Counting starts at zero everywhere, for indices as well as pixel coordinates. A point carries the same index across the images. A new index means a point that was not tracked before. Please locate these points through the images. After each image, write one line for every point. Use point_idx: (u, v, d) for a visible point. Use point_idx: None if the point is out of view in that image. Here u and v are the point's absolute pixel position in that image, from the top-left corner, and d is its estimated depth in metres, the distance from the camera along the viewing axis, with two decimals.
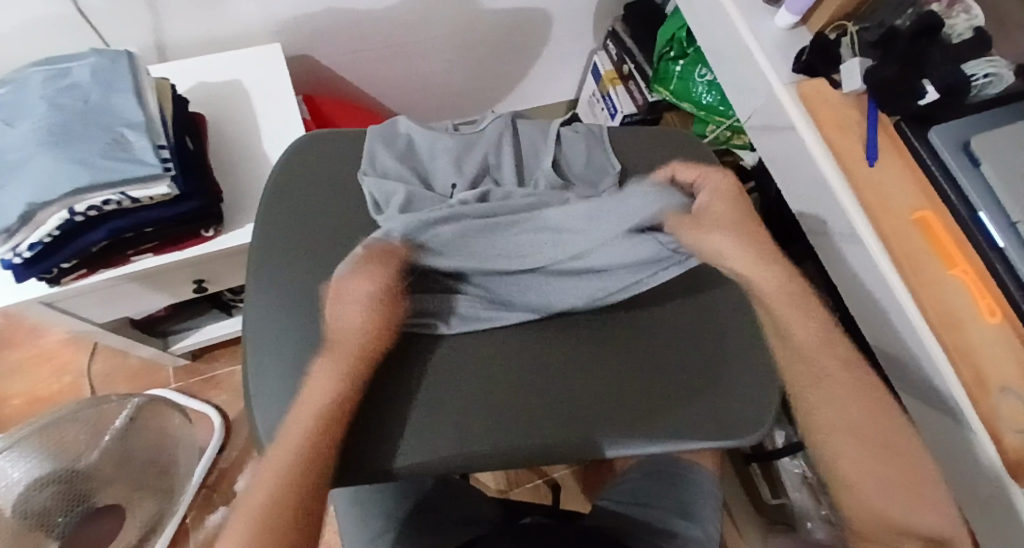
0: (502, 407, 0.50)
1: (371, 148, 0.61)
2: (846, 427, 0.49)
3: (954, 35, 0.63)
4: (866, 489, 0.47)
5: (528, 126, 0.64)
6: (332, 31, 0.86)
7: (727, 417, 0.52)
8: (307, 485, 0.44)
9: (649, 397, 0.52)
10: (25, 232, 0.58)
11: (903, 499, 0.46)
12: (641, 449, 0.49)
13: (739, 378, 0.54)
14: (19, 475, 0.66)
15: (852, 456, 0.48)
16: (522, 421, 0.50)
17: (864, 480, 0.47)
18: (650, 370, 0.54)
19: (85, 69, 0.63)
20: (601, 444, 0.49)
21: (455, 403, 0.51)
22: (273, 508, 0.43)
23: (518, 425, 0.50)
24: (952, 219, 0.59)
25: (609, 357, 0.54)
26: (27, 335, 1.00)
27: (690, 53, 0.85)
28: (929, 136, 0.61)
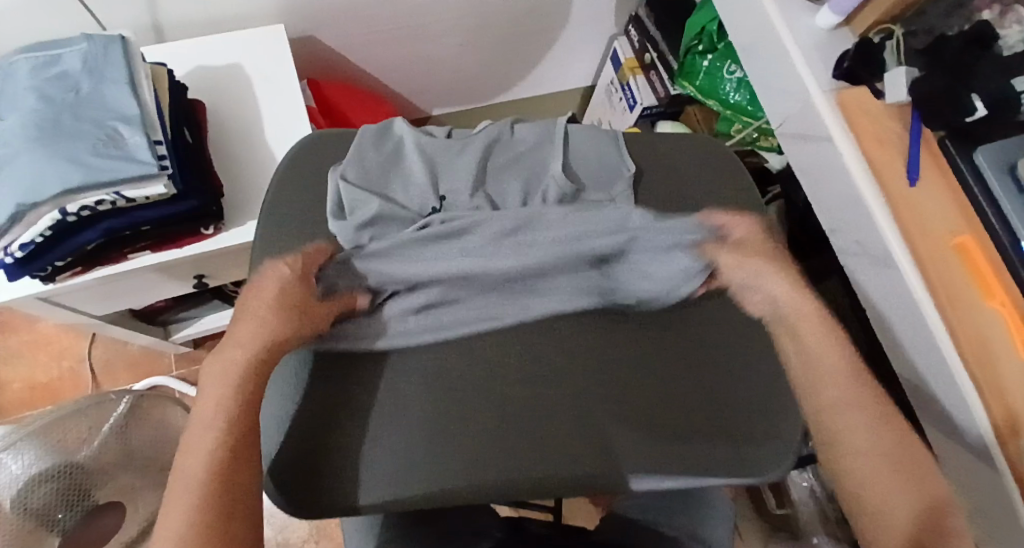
0: (515, 436, 0.48)
1: (358, 148, 0.56)
2: (843, 425, 0.45)
3: (1007, 47, 0.57)
4: (861, 486, 0.43)
5: (528, 129, 0.59)
6: (338, 9, 0.80)
7: (749, 452, 0.49)
8: (236, 483, 0.41)
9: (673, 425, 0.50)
10: (16, 232, 0.55)
11: (900, 494, 0.42)
12: (661, 483, 0.47)
13: (764, 412, 0.51)
14: (18, 471, 0.66)
15: (851, 457, 0.44)
16: (532, 452, 0.47)
17: (860, 477, 0.43)
18: (671, 399, 0.51)
19: (76, 56, 0.59)
20: (625, 475, 0.47)
21: (464, 427, 0.48)
22: (195, 511, 0.39)
23: (530, 456, 0.47)
24: (993, 248, 0.55)
25: (630, 383, 0.52)
26: (27, 319, 0.99)
27: (720, 48, 0.80)
28: (974, 155, 0.57)
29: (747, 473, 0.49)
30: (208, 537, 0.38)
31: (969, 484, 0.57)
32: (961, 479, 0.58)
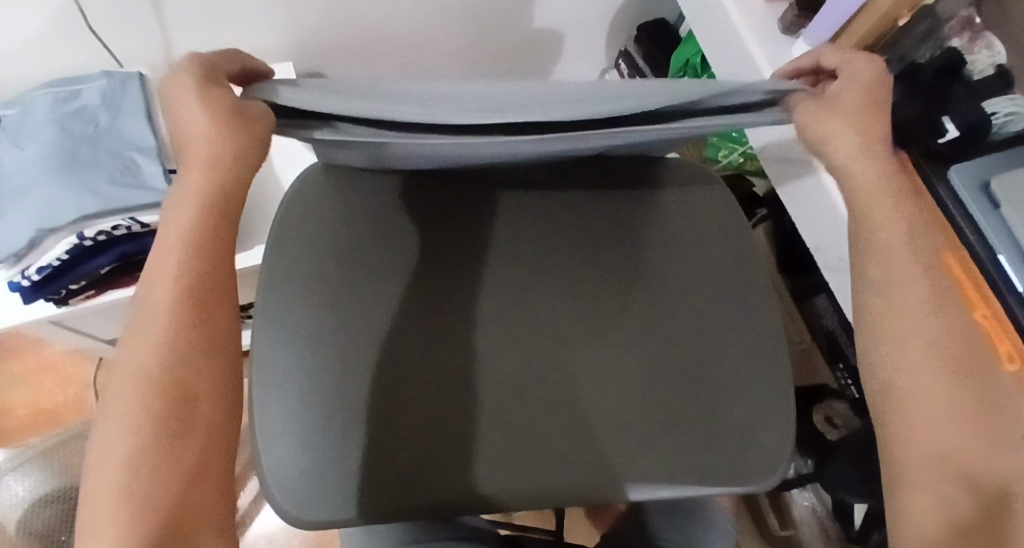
0: (583, 448, 0.51)
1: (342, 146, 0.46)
2: (922, 354, 0.43)
3: (977, 71, 0.62)
4: (929, 427, 0.41)
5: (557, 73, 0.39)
6: (345, 45, 0.85)
7: (745, 459, 0.52)
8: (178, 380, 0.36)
9: (688, 435, 0.52)
10: (34, 255, 0.58)
11: (976, 440, 0.40)
12: (662, 491, 0.50)
13: (756, 427, 0.53)
14: (23, 491, 0.70)
15: (927, 402, 0.42)
16: (592, 463, 0.50)
17: (931, 417, 0.41)
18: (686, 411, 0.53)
19: (95, 92, 0.63)
20: (624, 486, 0.50)
21: (536, 436, 0.51)
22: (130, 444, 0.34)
23: (574, 466, 0.50)
24: (972, 264, 0.57)
25: (665, 398, 0.54)
26: (30, 346, 1.01)
27: (704, 79, 0.85)
28: (948, 174, 0.60)
29: (746, 479, 0.51)
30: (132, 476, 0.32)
31: None
32: None
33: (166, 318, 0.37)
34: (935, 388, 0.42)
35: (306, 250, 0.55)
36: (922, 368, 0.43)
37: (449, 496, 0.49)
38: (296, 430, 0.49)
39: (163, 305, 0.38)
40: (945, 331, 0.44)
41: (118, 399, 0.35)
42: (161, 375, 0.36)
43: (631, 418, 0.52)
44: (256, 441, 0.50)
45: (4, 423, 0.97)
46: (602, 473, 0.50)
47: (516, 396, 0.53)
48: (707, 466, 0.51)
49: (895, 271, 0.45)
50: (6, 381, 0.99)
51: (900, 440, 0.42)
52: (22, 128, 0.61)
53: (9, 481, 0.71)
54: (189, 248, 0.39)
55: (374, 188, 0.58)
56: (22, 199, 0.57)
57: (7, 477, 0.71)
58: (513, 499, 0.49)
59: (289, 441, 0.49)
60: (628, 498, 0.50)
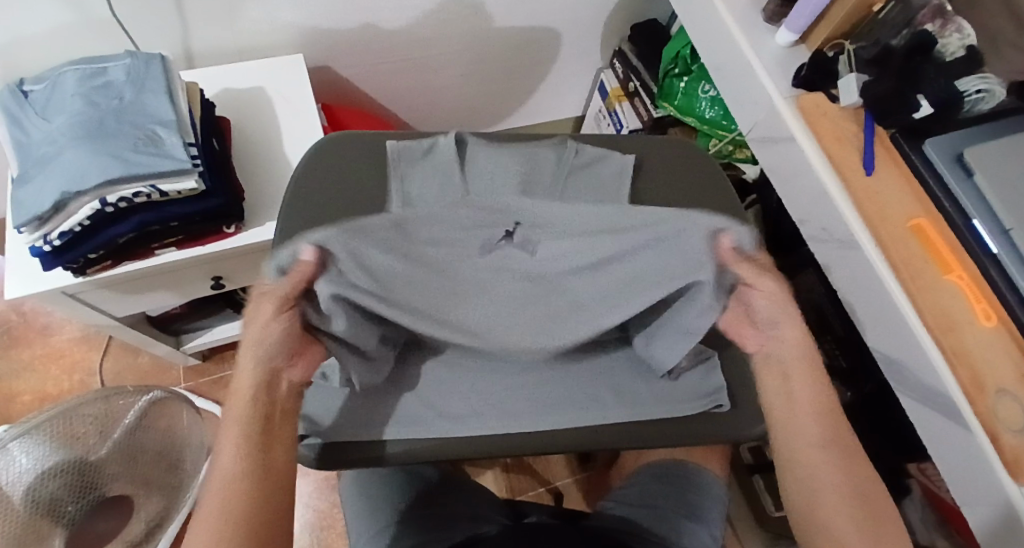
0: (498, 408, 0.56)
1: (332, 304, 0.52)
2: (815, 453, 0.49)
3: (948, 53, 0.65)
4: (823, 512, 0.48)
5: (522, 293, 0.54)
6: (352, 42, 0.90)
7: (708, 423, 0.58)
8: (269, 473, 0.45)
9: (644, 424, 0.57)
10: (58, 220, 0.61)
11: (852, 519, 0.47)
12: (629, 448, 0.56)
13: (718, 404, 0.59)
14: (28, 464, 0.68)
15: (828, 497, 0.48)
16: (496, 413, 0.55)
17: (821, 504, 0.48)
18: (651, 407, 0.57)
19: (120, 70, 0.67)
20: (598, 442, 0.56)
21: (453, 387, 0.56)
22: (231, 517, 0.43)
23: (492, 419, 0.55)
24: (946, 227, 0.62)
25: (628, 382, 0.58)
26: (40, 334, 1.05)
27: (694, 70, 0.92)
28: (924, 147, 0.64)
29: (721, 439, 0.58)
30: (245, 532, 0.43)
31: (945, 449, 0.61)
32: (939, 444, 0.61)
33: (246, 426, 0.46)
34: (832, 464, 0.49)
35: (316, 200, 0.65)
36: (805, 447, 0.49)
37: (365, 452, 0.53)
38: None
39: (239, 406, 0.46)
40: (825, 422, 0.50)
41: (219, 474, 0.45)
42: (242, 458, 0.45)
43: (544, 386, 0.57)
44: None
45: (8, 409, 1.00)
46: (564, 426, 0.56)
47: (465, 362, 0.57)
48: (666, 431, 0.57)
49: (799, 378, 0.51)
50: (15, 368, 1.03)
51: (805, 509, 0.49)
52: (51, 104, 0.65)
53: (14, 453, 0.67)
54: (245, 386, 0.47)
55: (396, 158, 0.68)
56: (50, 166, 0.61)
57: (12, 445, 0.67)
58: (416, 458, 0.54)
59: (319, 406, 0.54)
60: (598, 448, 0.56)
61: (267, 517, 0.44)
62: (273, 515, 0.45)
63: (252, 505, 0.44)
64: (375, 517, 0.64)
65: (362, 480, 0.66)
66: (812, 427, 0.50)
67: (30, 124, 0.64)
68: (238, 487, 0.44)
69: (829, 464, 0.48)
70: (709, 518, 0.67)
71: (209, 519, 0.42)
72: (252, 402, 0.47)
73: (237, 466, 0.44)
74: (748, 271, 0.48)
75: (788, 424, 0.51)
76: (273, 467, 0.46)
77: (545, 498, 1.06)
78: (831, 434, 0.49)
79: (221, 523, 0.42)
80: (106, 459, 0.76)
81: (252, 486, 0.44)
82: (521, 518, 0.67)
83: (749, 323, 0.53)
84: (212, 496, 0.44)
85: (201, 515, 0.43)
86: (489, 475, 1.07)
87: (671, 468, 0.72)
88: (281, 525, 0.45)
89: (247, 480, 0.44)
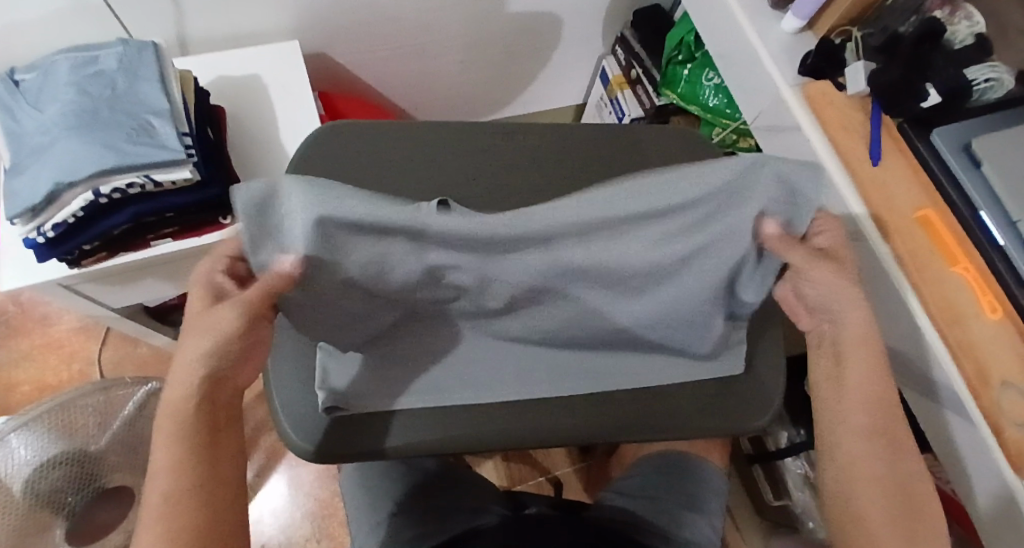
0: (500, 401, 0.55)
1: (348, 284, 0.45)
2: (857, 450, 0.49)
3: (957, 42, 0.64)
4: (864, 508, 0.47)
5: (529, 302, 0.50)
6: (349, 27, 0.88)
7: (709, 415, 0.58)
8: (218, 479, 0.45)
9: (642, 416, 0.57)
10: (51, 211, 0.60)
11: (897, 518, 0.46)
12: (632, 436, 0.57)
13: (718, 396, 0.59)
14: (28, 456, 0.68)
15: (868, 495, 0.47)
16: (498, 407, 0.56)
17: (860, 501, 0.48)
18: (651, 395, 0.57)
19: (112, 57, 0.66)
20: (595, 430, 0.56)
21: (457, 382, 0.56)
22: (173, 531, 0.42)
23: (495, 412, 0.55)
24: (953, 218, 0.61)
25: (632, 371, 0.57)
26: (39, 325, 1.05)
27: (698, 57, 0.91)
28: (932, 137, 0.63)
29: (722, 433, 0.58)
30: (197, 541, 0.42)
31: (949, 442, 0.60)
32: (942, 437, 0.61)
33: (189, 433, 0.44)
34: (874, 457, 0.48)
35: None
36: (846, 443, 0.49)
37: (368, 445, 0.53)
38: (296, 378, 0.56)
39: (176, 412, 0.44)
40: (871, 420, 0.49)
41: (158, 482, 0.43)
42: (188, 467, 0.44)
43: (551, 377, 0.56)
44: (265, 377, 0.57)
45: (8, 399, 1.00)
46: (563, 417, 0.56)
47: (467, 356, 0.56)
48: (667, 423, 0.57)
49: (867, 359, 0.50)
50: (14, 358, 1.03)
51: (845, 506, 0.48)
52: (42, 92, 0.64)
53: (13, 445, 0.68)
54: (182, 391, 0.44)
55: (393, 146, 0.67)
56: (42, 156, 0.60)
57: (11, 436, 0.68)
58: (419, 451, 0.54)
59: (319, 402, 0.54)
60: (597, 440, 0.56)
61: (218, 523, 0.44)
62: (227, 522, 0.45)
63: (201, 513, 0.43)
64: (375, 510, 0.64)
65: (363, 472, 0.66)
66: (856, 423, 0.49)
67: (22, 113, 0.63)
68: (182, 499, 0.43)
69: (868, 456, 0.48)
70: (709, 510, 0.66)
71: (154, 530, 0.42)
72: (194, 410, 0.44)
73: (181, 476, 0.43)
74: (798, 255, 0.48)
75: (834, 413, 0.50)
76: (221, 473, 0.46)
77: (545, 488, 1.07)
78: (879, 429, 0.49)
79: (169, 538, 0.41)
80: (106, 450, 0.76)
81: (197, 493, 0.44)
82: (521, 510, 0.67)
83: (803, 305, 0.53)
84: (152, 505, 0.43)
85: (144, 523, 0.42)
86: (489, 465, 1.07)
87: (672, 460, 0.72)
88: (233, 526, 0.45)
89: (190, 491, 0.43)
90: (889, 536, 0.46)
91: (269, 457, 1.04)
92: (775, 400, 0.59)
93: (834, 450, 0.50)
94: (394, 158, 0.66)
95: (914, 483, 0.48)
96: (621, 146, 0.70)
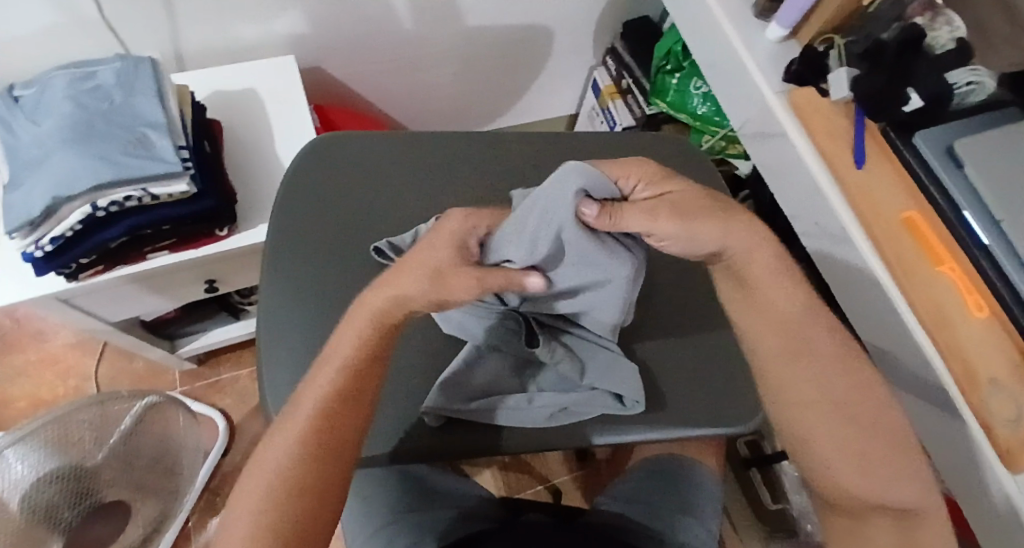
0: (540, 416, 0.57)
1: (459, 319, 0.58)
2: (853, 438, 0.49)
3: (938, 47, 0.65)
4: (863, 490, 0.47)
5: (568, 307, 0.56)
6: (343, 42, 0.89)
7: (706, 418, 0.58)
8: (328, 472, 0.46)
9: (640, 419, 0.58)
10: (48, 225, 0.61)
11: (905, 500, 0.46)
12: (638, 436, 0.57)
13: (712, 398, 0.60)
14: (24, 471, 0.68)
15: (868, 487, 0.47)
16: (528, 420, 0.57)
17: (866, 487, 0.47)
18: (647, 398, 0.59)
19: (109, 72, 0.67)
20: (590, 434, 0.56)
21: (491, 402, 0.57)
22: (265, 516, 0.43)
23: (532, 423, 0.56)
24: (939, 221, 0.62)
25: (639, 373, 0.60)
26: (34, 340, 1.05)
27: (686, 67, 0.93)
28: (914, 140, 0.64)
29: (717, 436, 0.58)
30: (280, 521, 0.43)
31: (941, 441, 0.61)
32: (934, 435, 0.62)
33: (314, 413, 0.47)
34: (822, 384, 0.49)
35: (305, 198, 0.65)
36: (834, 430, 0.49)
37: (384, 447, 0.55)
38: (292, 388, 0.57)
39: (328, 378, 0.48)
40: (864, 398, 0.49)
41: (271, 458, 0.46)
42: (309, 439, 0.46)
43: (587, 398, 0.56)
44: (261, 386, 0.57)
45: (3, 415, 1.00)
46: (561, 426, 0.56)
47: None
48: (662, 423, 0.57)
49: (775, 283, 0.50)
50: (10, 373, 1.03)
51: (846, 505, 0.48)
52: (40, 107, 0.65)
53: (9, 459, 0.67)
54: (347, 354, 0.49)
55: (386, 156, 0.68)
56: (40, 171, 0.61)
57: (8, 450, 0.67)
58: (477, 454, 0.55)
59: None
60: (593, 444, 0.56)
61: (310, 508, 0.45)
62: (319, 516, 0.45)
63: (300, 497, 0.45)
64: (371, 518, 0.64)
65: (360, 481, 0.66)
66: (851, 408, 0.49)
67: (20, 128, 0.64)
68: (287, 479, 0.45)
69: (812, 385, 0.49)
70: (705, 513, 0.67)
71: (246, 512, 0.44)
72: (342, 373, 0.48)
73: (304, 444, 0.46)
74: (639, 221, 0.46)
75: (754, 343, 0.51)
76: (329, 470, 0.46)
77: (543, 497, 1.07)
78: (818, 362, 0.49)
79: (263, 521, 0.43)
80: (103, 465, 0.76)
81: (309, 461, 0.46)
82: (518, 516, 0.67)
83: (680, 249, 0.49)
84: (254, 484, 0.45)
85: (241, 492, 0.46)
86: (487, 475, 1.06)
87: (668, 464, 0.72)
88: (327, 517, 0.46)
89: (299, 473, 0.45)
90: (851, 469, 0.47)
91: None
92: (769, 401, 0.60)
93: (775, 387, 0.50)
94: (388, 167, 0.67)
95: (867, 411, 0.48)
96: (612, 154, 0.72)
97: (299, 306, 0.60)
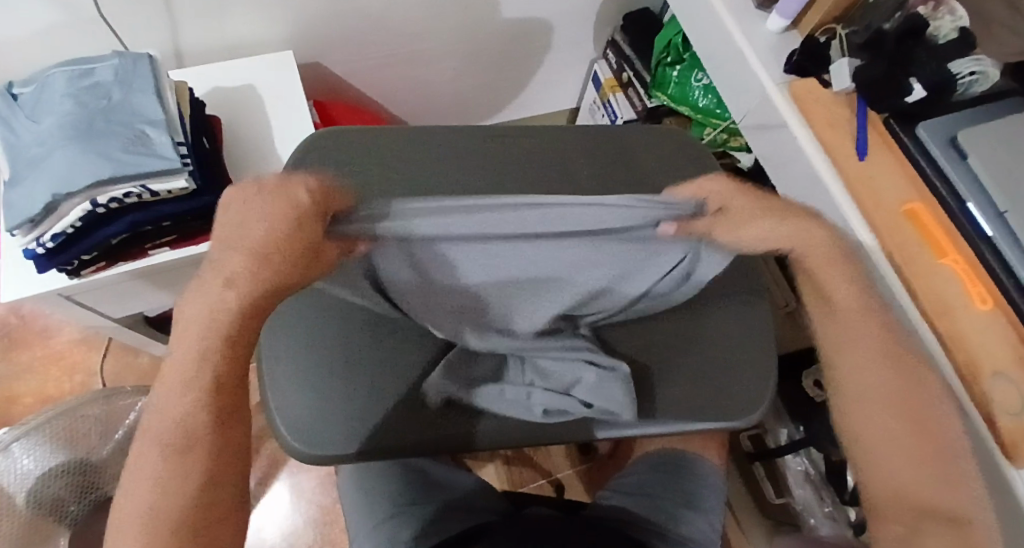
0: None
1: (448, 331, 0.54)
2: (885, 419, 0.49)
3: (941, 36, 0.64)
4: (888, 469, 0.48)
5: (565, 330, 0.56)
6: (341, 37, 0.89)
7: (706, 410, 0.58)
8: (217, 463, 0.43)
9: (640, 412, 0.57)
10: (48, 222, 0.61)
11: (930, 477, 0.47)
12: (637, 430, 0.57)
13: (711, 391, 0.59)
14: (31, 466, 0.69)
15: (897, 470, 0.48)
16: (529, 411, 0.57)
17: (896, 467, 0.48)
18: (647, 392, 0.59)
19: (108, 70, 0.67)
20: (594, 426, 0.57)
21: None
22: (151, 527, 0.40)
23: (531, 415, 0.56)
24: (942, 212, 0.61)
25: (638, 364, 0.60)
26: (40, 337, 1.06)
27: (686, 59, 0.92)
28: (918, 132, 0.63)
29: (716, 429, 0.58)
30: (164, 526, 0.41)
31: None
32: None
33: (183, 411, 0.42)
34: (877, 375, 0.50)
35: None
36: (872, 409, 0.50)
37: (378, 441, 0.54)
38: (293, 382, 0.57)
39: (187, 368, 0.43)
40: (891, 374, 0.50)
41: (146, 467, 0.42)
42: (181, 438, 0.42)
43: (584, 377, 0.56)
44: (262, 380, 0.57)
45: (11, 411, 1.01)
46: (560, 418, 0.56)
47: None
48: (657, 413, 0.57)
49: (825, 265, 0.53)
50: (16, 370, 1.04)
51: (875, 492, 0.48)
52: (40, 105, 0.65)
53: (16, 453, 0.68)
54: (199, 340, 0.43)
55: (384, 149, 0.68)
56: (39, 168, 0.61)
57: (14, 446, 0.68)
58: (478, 445, 0.56)
59: (332, 408, 0.55)
60: (595, 436, 0.57)
61: (202, 505, 0.42)
62: (220, 502, 0.43)
63: (183, 499, 0.42)
64: (373, 511, 0.64)
65: (361, 475, 0.67)
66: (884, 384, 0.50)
67: (20, 126, 0.64)
68: (169, 483, 0.41)
69: (868, 376, 0.51)
70: (707, 507, 0.66)
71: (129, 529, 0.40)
72: (189, 386, 0.43)
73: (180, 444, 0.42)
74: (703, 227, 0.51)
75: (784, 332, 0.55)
76: (218, 457, 0.43)
77: (546, 491, 1.07)
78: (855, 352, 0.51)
79: (148, 531, 0.40)
80: (108, 460, 0.77)
81: (184, 458, 0.42)
82: (519, 509, 0.67)
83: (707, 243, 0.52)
84: (135, 496, 0.42)
85: (122, 512, 0.42)
86: (490, 469, 1.07)
87: (670, 458, 0.72)
88: (233, 499, 0.44)
89: (177, 476, 0.42)
90: (896, 463, 0.48)
91: (270, 465, 1.04)
92: (769, 393, 0.60)
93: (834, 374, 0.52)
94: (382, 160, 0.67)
95: (906, 392, 0.50)
96: (610, 148, 0.71)
97: (297, 302, 0.60)
